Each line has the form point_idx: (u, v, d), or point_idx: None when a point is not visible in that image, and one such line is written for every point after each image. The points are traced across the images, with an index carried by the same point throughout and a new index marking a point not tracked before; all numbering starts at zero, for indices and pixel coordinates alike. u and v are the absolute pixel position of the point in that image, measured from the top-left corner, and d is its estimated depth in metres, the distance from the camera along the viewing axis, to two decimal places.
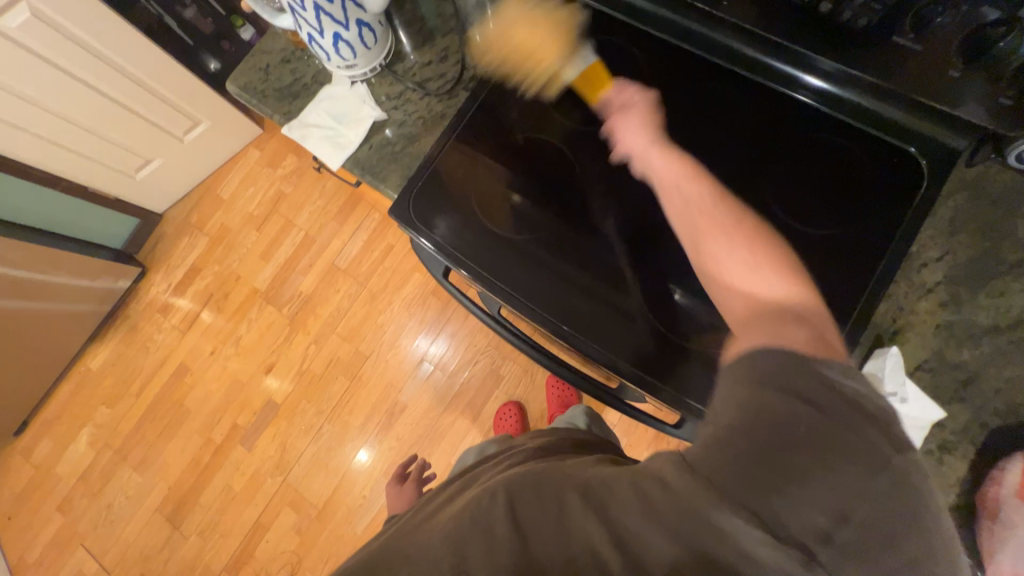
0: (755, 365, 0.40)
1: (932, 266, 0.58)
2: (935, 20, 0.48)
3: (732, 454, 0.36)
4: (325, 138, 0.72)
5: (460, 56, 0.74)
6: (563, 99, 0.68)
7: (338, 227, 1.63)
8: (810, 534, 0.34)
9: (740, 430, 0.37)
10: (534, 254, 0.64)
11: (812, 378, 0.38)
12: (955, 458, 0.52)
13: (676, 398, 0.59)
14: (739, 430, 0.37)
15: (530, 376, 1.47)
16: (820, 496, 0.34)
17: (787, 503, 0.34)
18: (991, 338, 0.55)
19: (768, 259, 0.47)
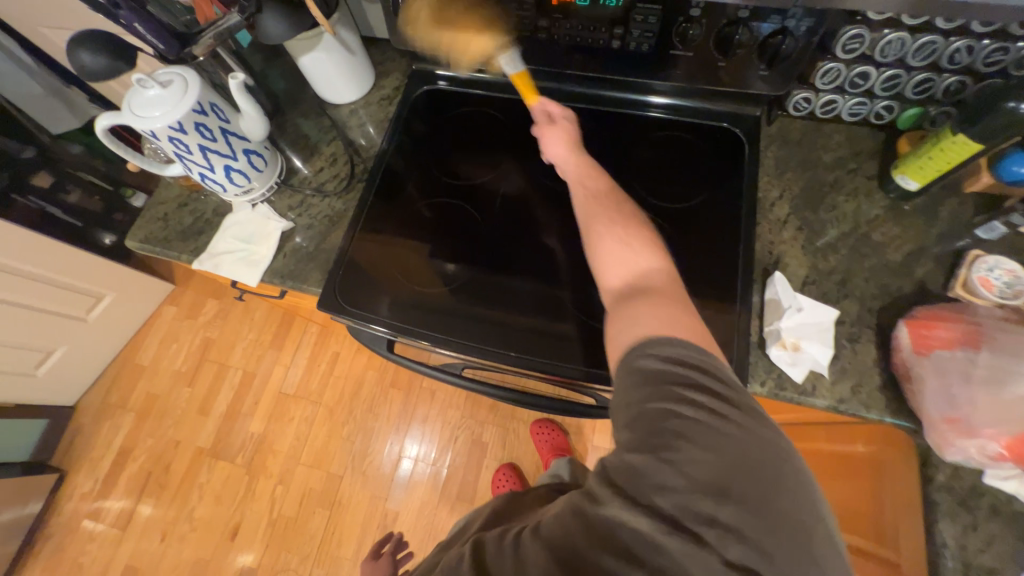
0: (652, 369, 0.47)
1: (779, 202, 0.70)
2: (692, 33, 0.63)
3: (634, 455, 0.43)
4: (238, 260, 0.74)
5: (348, 156, 0.82)
6: (448, 168, 0.80)
7: (277, 353, 1.57)
8: (710, 516, 0.40)
9: (639, 433, 0.44)
10: (467, 302, 0.69)
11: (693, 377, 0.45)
12: (864, 344, 0.61)
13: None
14: (639, 434, 0.44)
15: (513, 433, 1.44)
16: (713, 482, 0.41)
17: (687, 498, 0.41)
18: (842, 242, 0.67)
19: (638, 249, 0.57)
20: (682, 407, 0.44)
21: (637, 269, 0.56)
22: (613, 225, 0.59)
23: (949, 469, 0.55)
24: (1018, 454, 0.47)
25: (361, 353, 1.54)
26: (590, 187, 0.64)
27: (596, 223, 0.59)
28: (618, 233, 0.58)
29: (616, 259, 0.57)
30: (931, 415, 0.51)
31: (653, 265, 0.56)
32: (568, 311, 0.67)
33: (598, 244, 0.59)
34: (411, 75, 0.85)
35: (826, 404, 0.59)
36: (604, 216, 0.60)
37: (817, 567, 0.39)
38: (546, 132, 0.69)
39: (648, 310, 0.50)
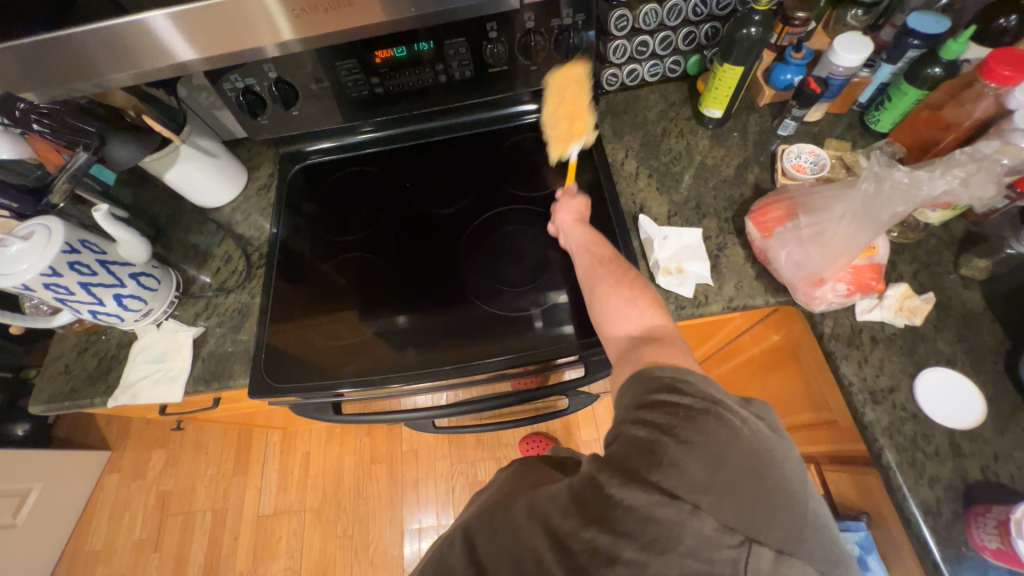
0: (652, 377, 0.49)
1: (628, 161, 0.81)
2: (497, 51, 0.74)
3: (637, 442, 0.44)
4: (155, 382, 0.72)
5: (241, 249, 0.84)
6: (341, 229, 0.85)
7: (244, 477, 1.47)
8: (704, 490, 0.40)
9: (644, 426, 0.44)
10: (395, 338, 0.73)
11: (693, 383, 0.47)
12: (731, 248, 0.70)
13: (562, 348, 0.69)
14: (644, 426, 0.45)
15: (506, 460, 1.43)
16: (709, 463, 0.41)
17: (683, 473, 0.40)
18: (686, 175, 0.78)
19: (642, 307, 0.58)
20: (679, 399, 0.46)
21: (639, 327, 0.56)
22: (609, 287, 0.61)
23: (831, 320, 0.63)
24: (859, 284, 0.58)
25: (332, 442, 1.49)
26: (593, 253, 0.66)
27: (603, 281, 0.62)
28: (619, 298, 0.59)
29: (623, 314, 0.58)
30: (793, 276, 0.60)
31: (658, 320, 0.57)
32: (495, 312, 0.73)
33: (601, 299, 0.61)
34: (281, 158, 0.90)
35: (720, 307, 0.66)
36: (610, 277, 0.62)
37: (802, 542, 0.39)
38: (563, 201, 0.73)
39: (659, 349, 0.52)
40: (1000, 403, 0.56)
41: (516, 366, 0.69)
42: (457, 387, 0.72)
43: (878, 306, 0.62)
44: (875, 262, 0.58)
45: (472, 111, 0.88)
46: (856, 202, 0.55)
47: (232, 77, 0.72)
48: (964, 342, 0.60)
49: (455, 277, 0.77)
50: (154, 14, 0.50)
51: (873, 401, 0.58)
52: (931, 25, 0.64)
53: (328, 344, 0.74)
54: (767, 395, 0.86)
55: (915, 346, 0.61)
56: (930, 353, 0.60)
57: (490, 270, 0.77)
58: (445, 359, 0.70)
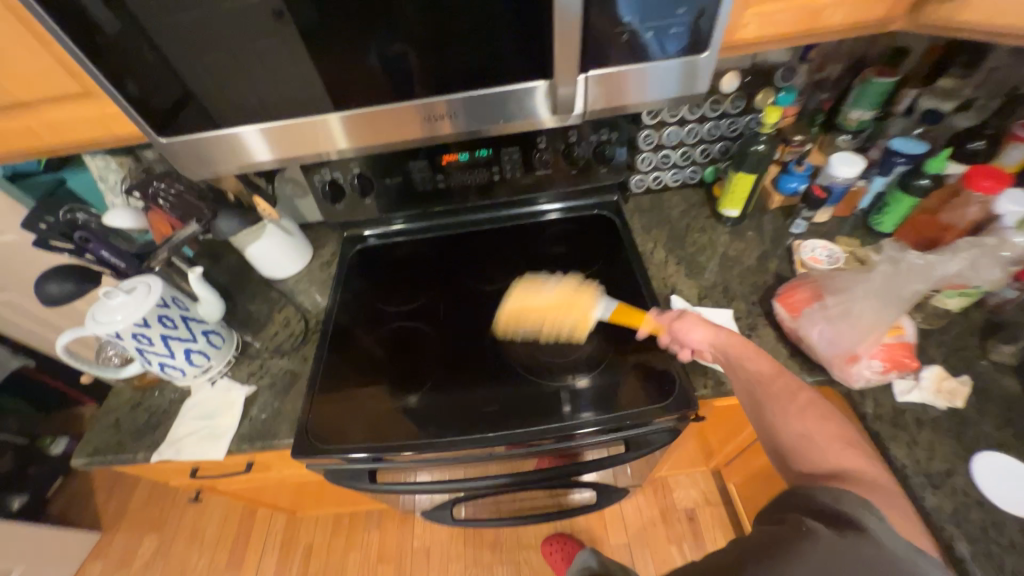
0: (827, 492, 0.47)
1: (656, 250, 0.90)
2: (543, 159, 0.89)
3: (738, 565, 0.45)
4: (201, 438, 0.74)
5: (300, 315, 0.91)
6: (392, 299, 0.92)
7: (237, 571, 1.34)
8: None
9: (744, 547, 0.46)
10: (438, 402, 0.75)
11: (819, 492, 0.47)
12: (763, 328, 0.74)
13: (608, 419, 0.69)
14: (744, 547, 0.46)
15: (525, 565, 1.28)
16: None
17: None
18: (711, 263, 0.86)
19: (832, 442, 0.54)
20: (809, 515, 0.45)
21: (827, 465, 0.52)
22: (791, 406, 0.58)
23: (871, 400, 0.64)
24: (894, 361, 0.60)
25: (338, 534, 1.37)
26: (757, 386, 0.62)
27: (781, 407, 0.58)
28: (797, 420, 0.57)
29: (807, 444, 0.54)
30: (829, 356, 0.62)
31: (847, 463, 0.52)
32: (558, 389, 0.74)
33: (780, 422, 0.58)
34: (345, 238, 1.02)
35: None
36: (781, 404, 0.58)
37: None
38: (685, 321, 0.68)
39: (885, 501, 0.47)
40: None
41: (559, 435, 0.69)
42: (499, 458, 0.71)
43: (916, 387, 0.63)
44: (907, 341, 0.62)
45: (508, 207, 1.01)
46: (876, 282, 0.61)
47: (324, 170, 0.87)
48: (1010, 427, 0.60)
49: (499, 347, 0.81)
50: (245, 127, 0.64)
51: (930, 484, 0.57)
52: (912, 147, 0.77)
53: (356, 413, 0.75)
54: None
55: (962, 428, 0.61)
56: (979, 437, 0.60)
57: (532, 342, 0.81)
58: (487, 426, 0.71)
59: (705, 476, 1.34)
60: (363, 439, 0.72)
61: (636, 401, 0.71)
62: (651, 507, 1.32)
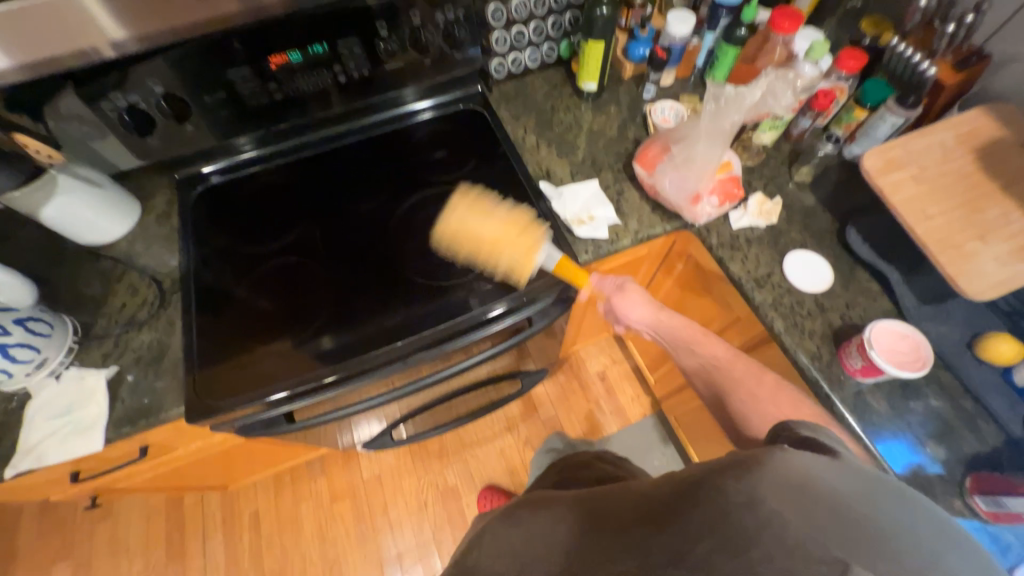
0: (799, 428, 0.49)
1: (527, 136, 0.91)
2: (389, 48, 0.80)
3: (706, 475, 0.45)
4: (65, 436, 0.64)
5: (148, 278, 0.77)
6: (261, 238, 0.82)
7: (182, 560, 1.28)
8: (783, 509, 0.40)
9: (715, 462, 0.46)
10: (338, 328, 0.72)
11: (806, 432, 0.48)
12: (629, 191, 0.81)
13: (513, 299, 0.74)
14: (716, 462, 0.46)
15: (473, 458, 1.40)
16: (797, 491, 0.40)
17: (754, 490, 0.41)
18: (580, 140, 0.89)
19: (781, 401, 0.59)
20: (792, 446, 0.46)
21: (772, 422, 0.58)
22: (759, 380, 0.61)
23: (715, 233, 0.76)
24: (727, 194, 0.72)
25: (283, 493, 1.35)
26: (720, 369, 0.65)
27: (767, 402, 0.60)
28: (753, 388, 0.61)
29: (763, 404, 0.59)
30: (682, 202, 0.72)
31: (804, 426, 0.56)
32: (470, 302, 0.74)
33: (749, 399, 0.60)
34: (179, 180, 0.86)
35: (630, 239, 0.77)
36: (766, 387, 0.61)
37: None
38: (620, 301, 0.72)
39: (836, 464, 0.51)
40: (841, 265, 0.73)
41: (469, 325, 0.72)
42: (422, 363, 0.72)
43: (745, 213, 0.77)
44: (735, 174, 0.73)
45: (368, 114, 0.92)
46: (707, 122, 0.69)
47: (113, 95, 0.70)
48: (809, 229, 0.77)
49: (392, 262, 0.78)
50: None
51: (758, 285, 0.72)
52: None
53: (256, 373, 0.69)
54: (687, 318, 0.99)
55: (778, 238, 0.76)
56: (789, 242, 0.75)
57: (423, 251, 0.79)
58: (394, 343, 0.71)
59: (610, 342, 1.53)
60: (269, 389, 0.67)
61: (529, 280, 0.75)
62: (571, 379, 1.49)
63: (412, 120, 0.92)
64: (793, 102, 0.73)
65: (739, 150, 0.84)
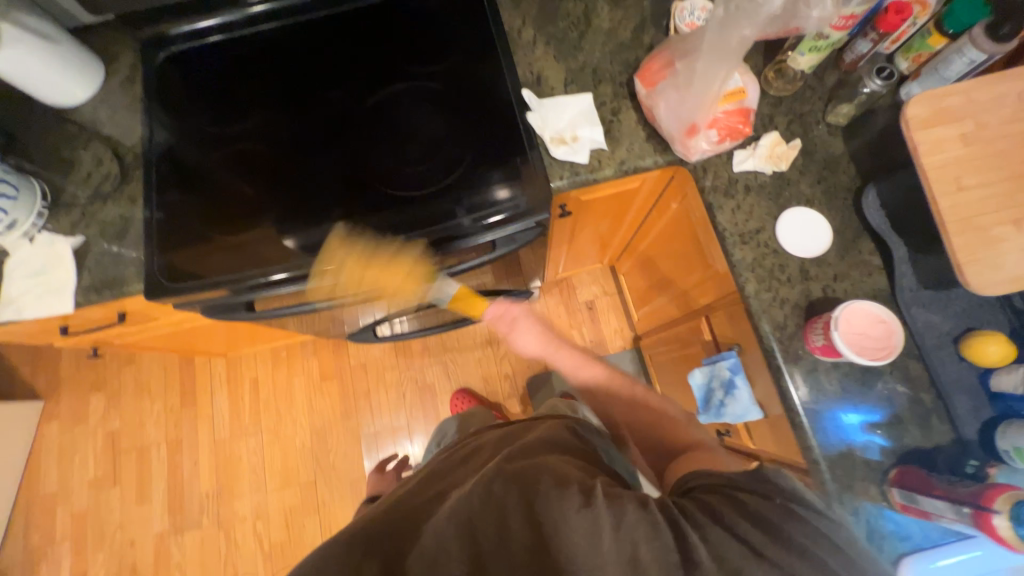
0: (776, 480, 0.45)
1: (525, 28, 0.77)
2: None
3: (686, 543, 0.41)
4: (41, 295, 0.68)
5: (111, 150, 0.76)
6: (225, 123, 0.77)
7: (193, 408, 1.47)
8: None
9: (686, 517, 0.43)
10: (297, 222, 0.69)
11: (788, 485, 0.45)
12: (626, 112, 0.71)
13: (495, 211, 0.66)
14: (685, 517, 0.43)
15: (452, 364, 1.47)
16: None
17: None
18: (584, 40, 0.76)
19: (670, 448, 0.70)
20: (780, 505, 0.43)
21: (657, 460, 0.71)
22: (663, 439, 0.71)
23: (711, 174, 0.67)
24: (729, 131, 0.61)
25: (279, 366, 1.49)
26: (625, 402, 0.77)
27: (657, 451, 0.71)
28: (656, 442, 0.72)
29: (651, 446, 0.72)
30: (676, 134, 0.62)
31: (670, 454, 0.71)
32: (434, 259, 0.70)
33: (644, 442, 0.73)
34: (145, 42, 0.80)
35: (613, 170, 0.69)
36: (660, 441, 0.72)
37: None
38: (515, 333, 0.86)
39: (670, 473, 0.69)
40: (844, 231, 0.64)
41: (445, 235, 0.65)
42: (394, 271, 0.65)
43: (751, 155, 0.66)
44: (745, 108, 0.61)
45: None
46: (710, 37, 0.56)
47: None
48: (822, 183, 0.66)
49: (357, 160, 0.72)
50: None
51: (741, 241, 0.64)
52: None
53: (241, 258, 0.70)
54: (673, 262, 0.93)
55: (782, 190, 0.66)
56: (793, 196, 0.66)
57: (391, 152, 0.72)
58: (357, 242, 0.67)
59: (604, 273, 1.49)
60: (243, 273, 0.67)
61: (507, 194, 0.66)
62: (558, 304, 1.49)
63: None
64: (846, 17, 0.58)
65: (770, 74, 0.70)
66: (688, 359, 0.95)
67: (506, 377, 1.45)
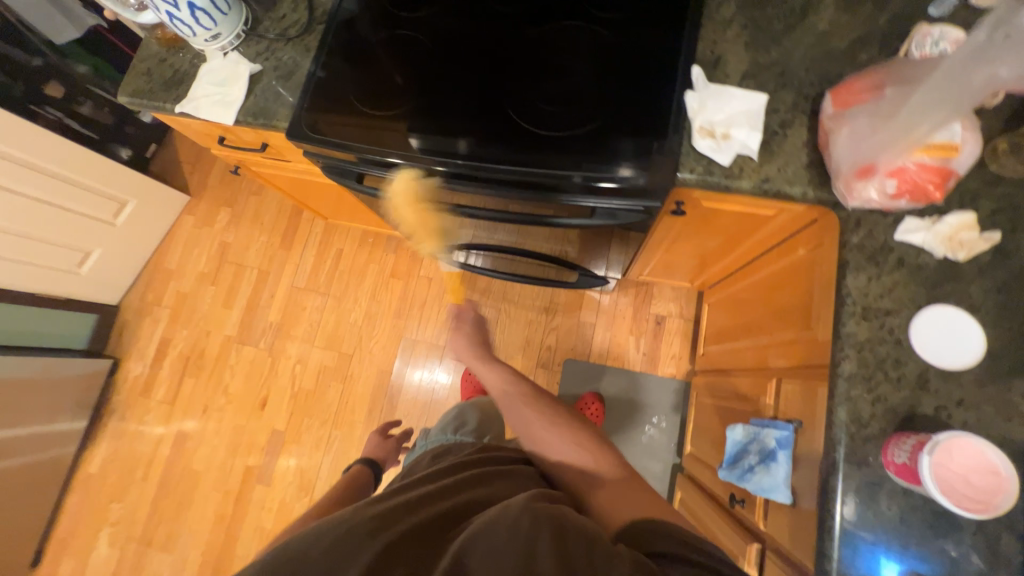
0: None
1: (726, 4, 0.70)
2: None
3: None
4: (213, 103, 0.80)
5: (308, 0, 0.84)
6: (399, 6, 0.80)
7: (287, 252, 1.68)
8: None
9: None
10: (424, 115, 0.70)
11: None
12: (795, 130, 0.62)
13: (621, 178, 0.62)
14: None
15: (505, 313, 1.50)
16: None
17: None
18: (786, 36, 0.67)
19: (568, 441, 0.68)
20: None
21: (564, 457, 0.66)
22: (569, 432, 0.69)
23: (863, 230, 0.57)
24: (913, 188, 0.51)
25: (363, 248, 1.63)
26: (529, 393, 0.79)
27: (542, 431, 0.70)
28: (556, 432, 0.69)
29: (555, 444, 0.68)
30: (843, 172, 0.55)
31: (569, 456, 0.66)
32: (541, 218, 0.72)
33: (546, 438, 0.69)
34: None
35: (751, 184, 0.62)
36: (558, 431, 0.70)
37: None
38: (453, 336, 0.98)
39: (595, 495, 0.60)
40: (997, 358, 0.52)
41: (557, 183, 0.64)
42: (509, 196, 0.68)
43: (926, 229, 0.55)
44: (948, 168, 0.50)
45: None
46: (938, 76, 0.45)
47: None
48: (1001, 294, 0.53)
49: (499, 79, 0.71)
50: None
51: (860, 315, 0.55)
52: None
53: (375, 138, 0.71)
54: (768, 310, 0.84)
55: (943, 281, 0.55)
56: (953, 294, 0.54)
57: (533, 83, 0.70)
58: (472, 155, 0.66)
59: (688, 296, 1.40)
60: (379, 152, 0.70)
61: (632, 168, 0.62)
62: (628, 304, 1.43)
63: None
64: None
65: (1000, 147, 0.56)
66: (735, 414, 0.87)
67: (547, 348, 1.45)
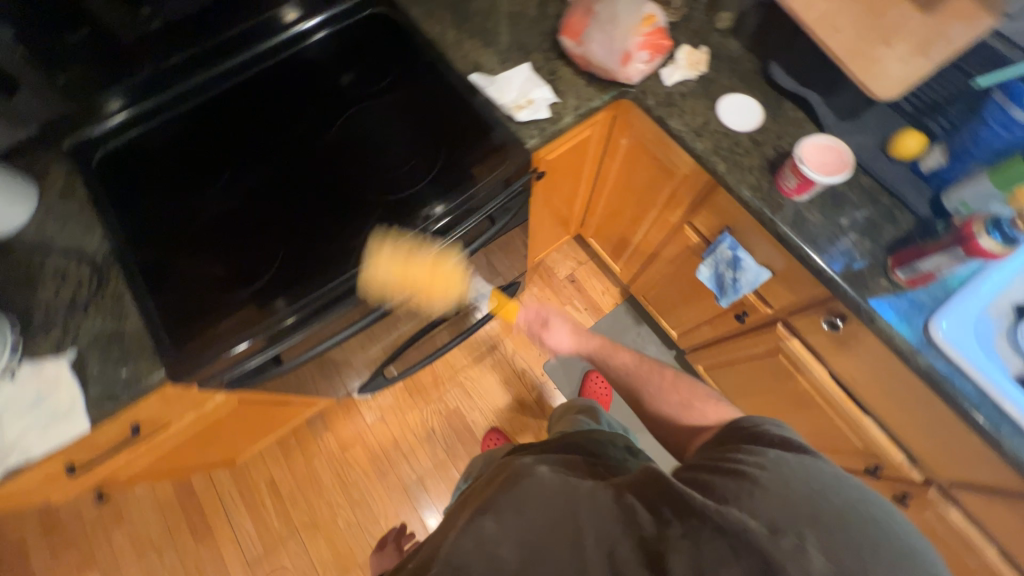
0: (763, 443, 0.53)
1: (445, 31, 0.86)
2: None
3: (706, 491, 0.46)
4: (44, 427, 0.61)
5: (76, 258, 0.71)
6: (186, 198, 0.77)
7: (211, 539, 1.31)
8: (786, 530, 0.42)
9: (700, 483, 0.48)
10: (305, 254, 0.71)
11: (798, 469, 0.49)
12: (562, 70, 0.80)
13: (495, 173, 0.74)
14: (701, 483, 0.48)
15: (468, 381, 1.46)
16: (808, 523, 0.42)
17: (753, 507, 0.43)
18: (501, 26, 0.85)
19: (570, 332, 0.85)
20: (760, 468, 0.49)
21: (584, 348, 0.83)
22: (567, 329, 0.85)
23: (651, 94, 0.78)
24: (654, 45, 0.73)
25: (293, 455, 1.39)
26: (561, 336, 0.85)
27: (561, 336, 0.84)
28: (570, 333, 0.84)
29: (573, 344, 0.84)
30: (615, 69, 0.73)
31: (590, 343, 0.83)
32: (466, 252, 0.77)
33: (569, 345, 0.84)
34: (78, 149, 0.79)
35: (572, 117, 0.77)
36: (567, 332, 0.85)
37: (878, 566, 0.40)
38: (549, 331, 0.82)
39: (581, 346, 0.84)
40: (769, 102, 0.76)
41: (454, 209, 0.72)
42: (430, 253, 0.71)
43: (676, 69, 0.78)
44: (659, 26, 0.74)
45: (267, 39, 0.87)
46: None
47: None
48: (737, 73, 0.79)
49: (337, 183, 0.76)
50: None
51: (697, 135, 0.75)
52: None
53: (224, 322, 0.67)
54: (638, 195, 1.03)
55: (709, 88, 0.78)
56: (720, 89, 0.78)
57: (366, 166, 0.77)
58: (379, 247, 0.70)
59: (572, 246, 1.58)
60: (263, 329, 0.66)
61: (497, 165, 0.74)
62: (543, 288, 1.55)
63: (303, 35, 0.87)
64: None
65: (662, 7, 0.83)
66: (684, 272, 1.03)
67: (523, 372, 1.46)
